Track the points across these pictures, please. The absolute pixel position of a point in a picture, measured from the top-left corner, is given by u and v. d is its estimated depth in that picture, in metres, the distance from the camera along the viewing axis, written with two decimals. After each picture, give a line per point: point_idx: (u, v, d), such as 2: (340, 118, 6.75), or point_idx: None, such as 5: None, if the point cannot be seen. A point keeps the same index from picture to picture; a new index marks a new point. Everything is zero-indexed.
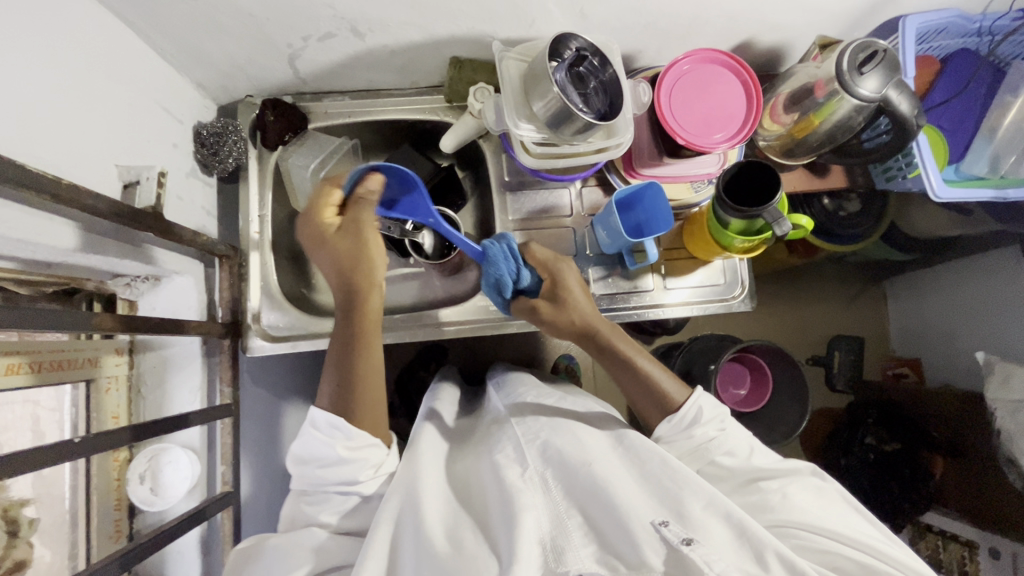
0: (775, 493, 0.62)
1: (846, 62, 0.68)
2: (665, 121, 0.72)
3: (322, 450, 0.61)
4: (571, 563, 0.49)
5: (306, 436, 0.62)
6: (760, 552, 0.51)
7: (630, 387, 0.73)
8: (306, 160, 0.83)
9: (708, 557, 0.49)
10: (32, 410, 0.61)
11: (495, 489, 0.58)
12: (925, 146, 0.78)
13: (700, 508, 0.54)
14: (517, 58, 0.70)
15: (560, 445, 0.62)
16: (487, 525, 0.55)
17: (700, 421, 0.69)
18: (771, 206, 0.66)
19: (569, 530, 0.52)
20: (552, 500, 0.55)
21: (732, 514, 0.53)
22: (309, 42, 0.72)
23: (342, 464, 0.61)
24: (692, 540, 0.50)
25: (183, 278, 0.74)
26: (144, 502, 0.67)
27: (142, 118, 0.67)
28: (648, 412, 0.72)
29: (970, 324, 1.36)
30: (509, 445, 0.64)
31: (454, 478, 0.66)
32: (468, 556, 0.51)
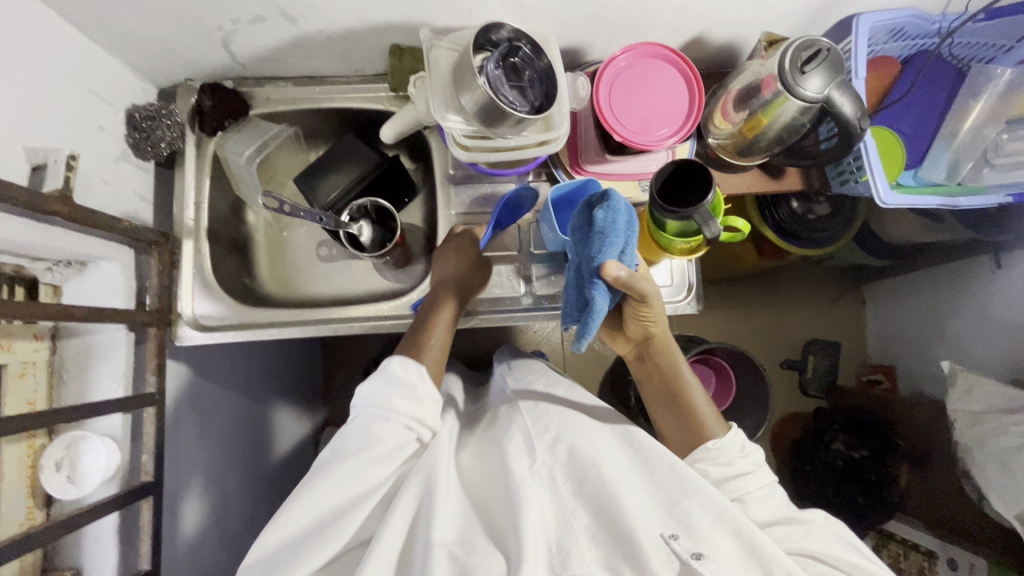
0: (798, 528, 0.61)
1: (788, 61, 0.66)
2: (603, 118, 0.70)
3: (390, 388, 0.64)
4: (576, 568, 0.49)
5: (379, 375, 0.65)
6: (770, 570, 0.51)
7: (670, 407, 0.77)
8: (242, 147, 0.83)
9: (716, 571, 0.49)
10: None
11: (502, 485, 0.57)
12: (872, 148, 0.76)
13: (707, 521, 0.54)
14: (449, 47, 0.67)
15: (571, 441, 0.62)
16: (491, 520, 0.56)
17: (739, 452, 0.68)
18: (703, 205, 0.63)
19: (577, 534, 0.52)
20: (558, 499, 0.56)
21: (743, 530, 0.53)
22: (240, 25, 0.70)
23: (411, 405, 0.63)
24: (701, 554, 0.50)
25: (109, 264, 0.72)
26: (59, 491, 0.66)
27: (62, 99, 0.65)
28: (676, 439, 0.74)
29: (941, 333, 1.34)
30: (518, 436, 0.64)
31: (466, 462, 0.65)
32: (476, 555, 0.51)
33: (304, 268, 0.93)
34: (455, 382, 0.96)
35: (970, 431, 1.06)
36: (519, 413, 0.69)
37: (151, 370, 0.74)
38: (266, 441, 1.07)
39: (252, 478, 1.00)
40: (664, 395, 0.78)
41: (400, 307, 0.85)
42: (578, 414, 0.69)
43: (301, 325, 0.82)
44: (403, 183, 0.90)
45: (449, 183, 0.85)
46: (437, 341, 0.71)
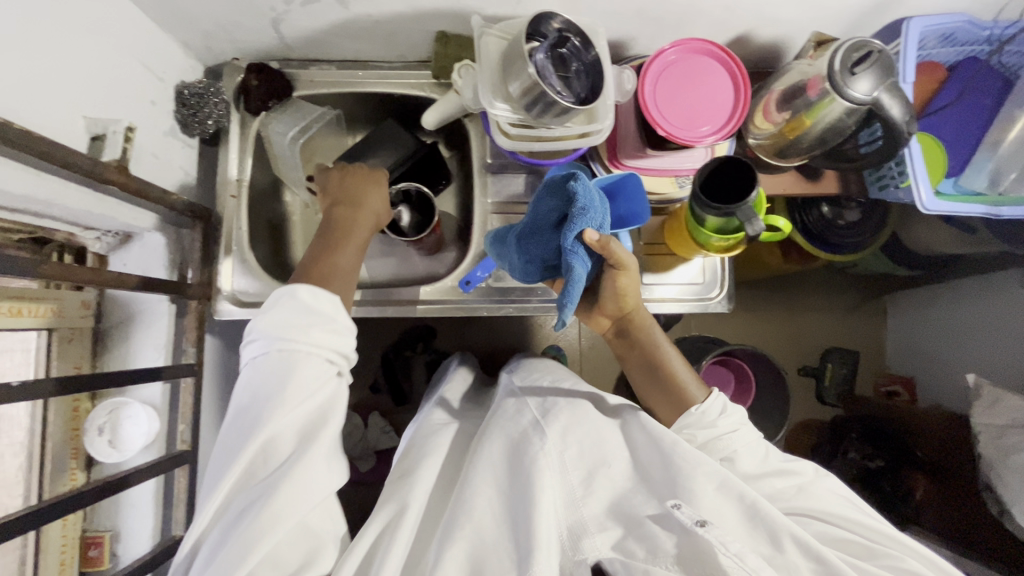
0: (792, 486, 0.63)
1: (839, 61, 0.65)
2: (647, 111, 0.70)
3: (300, 319, 0.57)
4: (589, 550, 0.54)
5: (283, 305, 0.58)
6: (774, 534, 0.53)
7: (652, 378, 0.78)
8: (285, 128, 0.83)
9: (723, 538, 0.51)
10: (27, 355, 0.64)
11: (514, 468, 0.60)
12: (917, 155, 0.75)
13: (711, 490, 0.56)
14: (498, 36, 0.68)
15: (579, 432, 0.64)
16: (506, 496, 0.58)
17: (725, 412, 0.70)
18: (746, 204, 0.64)
19: (586, 520, 0.56)
20: (568, 484, 0.58)
21: (745, 496, 0.55)
22: (292, 6, 0.71)
23: (329, 339, 0.58)
24: (705, 521, 0.52)
25: (155, 236, 0.74)
26: (102, 454, 0.68)
27: (117, 72, 0.67)
28: (663, 407, 0.76)
29: (964, 345, 1.33)
30: (526, 423, 0.65)
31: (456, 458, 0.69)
32: (494, 539, 0.55)
33: None
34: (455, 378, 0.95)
35: (994, 445, 1.05)
36: (526, 401, 0.70)
37: (190, 342, 0.75)
38: None
39: None
40: (644, 370, 0.79)
41: (434, 293, 0.85)
42: (587, 407, 0.69)
43: None
44: (439, 170, 0.90)
45: (486, 172, 0.86)
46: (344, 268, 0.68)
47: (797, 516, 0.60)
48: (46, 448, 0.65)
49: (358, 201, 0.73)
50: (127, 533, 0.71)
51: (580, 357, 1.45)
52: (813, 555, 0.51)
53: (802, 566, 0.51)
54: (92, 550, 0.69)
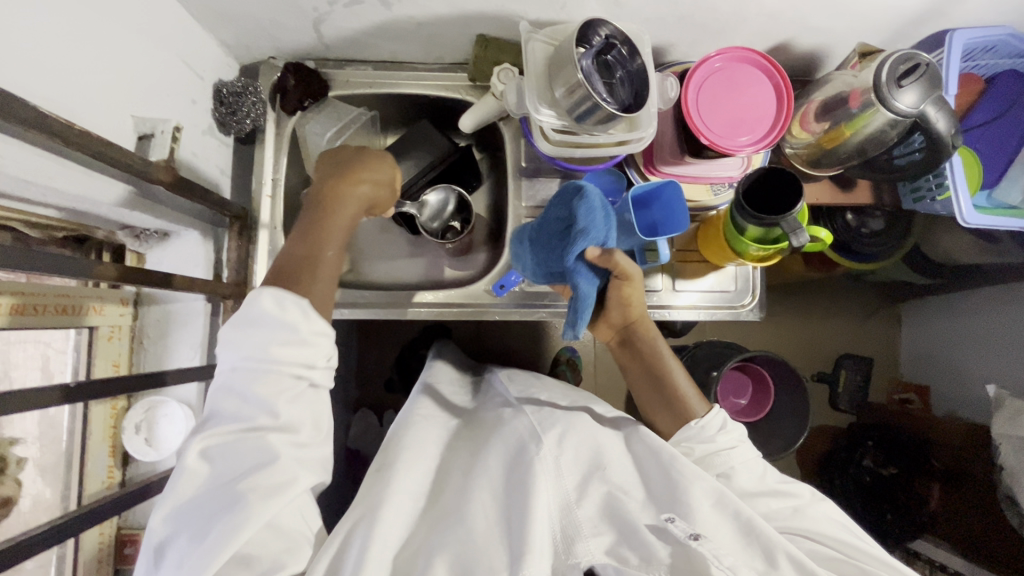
0: (786, 506, 0.63)
1: (886, 72, 0.65)
2: (690, 119, 0.70)
3: (269, 326, 0.53)
4: (581, 554, 0.54)
5: (248, 310, 0.54)
6: (769, 551, 0.53)
7: (653, 389, 0.76)
8: (323, 128, 0.83)
9: (716, 552, 0.52)
10: (43, 350, 0.65)
11: (514, 472, 0.60)
12: (958, 167, 0.75)
13: (707, 506, 0.56)
14: (544, 41, 0.68)
15: (576, 438, 0.64)
16: (501, 501, 0.58)
17: (724, 428, 0.69)
18: (790, 215, 0.64)
19: (580, 523, 0.56)
20: (563, 491, 0.58)
21: (740, 513, 0.55)
22: (336, 7, 0.70)
23: (300, 345, 0.54)
24: (699, 535, 0.53)
25: (190, 235, 0.74)
26: (139, 452, 0.68)
27: (161, 71, 0.67)
28: (663, 419, 0.75)
29: (982, 356, 1.33)
30: (523, 430, 0.65)
31: (451, 457, 0.68)
32: (483, 540, 0.54)
33: (363, 250, 0.94)
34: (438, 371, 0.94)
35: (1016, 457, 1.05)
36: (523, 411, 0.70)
37: None
38: None
39: None
40: (646, 380, 0.77)
41: (468, 296, 0.85)
42: (588, 420, 0.69)
43: (369, 307, 0.83)
44: (471, 172, 0.90)
45: (520, 176, 0.85)
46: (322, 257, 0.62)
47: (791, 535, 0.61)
48: (85, 445, 0.66)
49: (335, 185, 0.66)
50: None
51: (595, 359, 1.46)
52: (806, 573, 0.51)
53: None
54: (127, 548, 0.69)
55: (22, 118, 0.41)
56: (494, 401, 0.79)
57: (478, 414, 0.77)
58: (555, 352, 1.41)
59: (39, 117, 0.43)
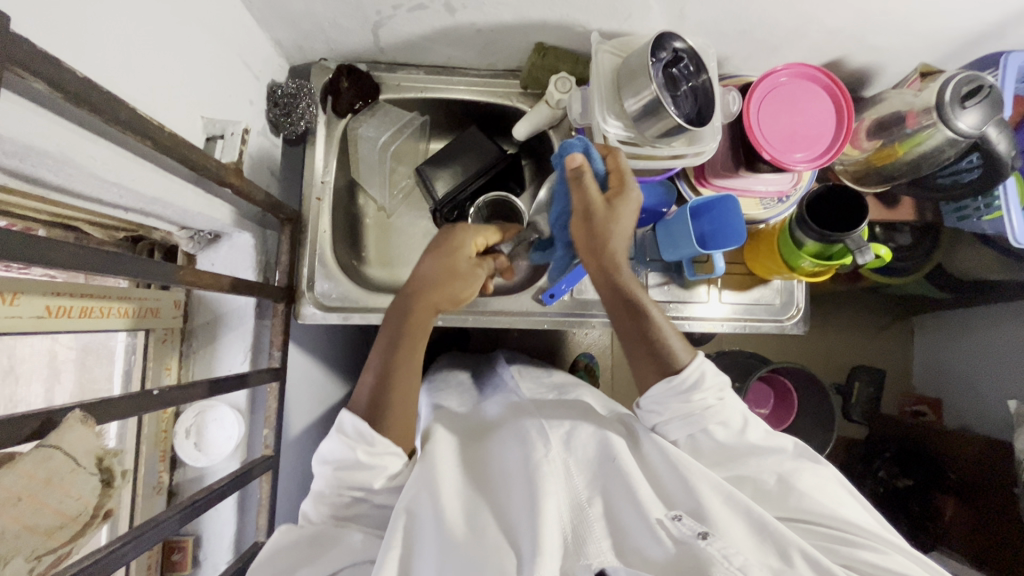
0: (769, 475, 0.61)
1: (949, 93, 0.66)
2: (752, 133, 0.70)
3: (344, 454, 0.60)
4: (593, 555, 0.50)
5: (331, 438, 0.61)
6: (782, 549, 0.52)
7: (631, 336, 0.67)
8: (376, 132, 0.85)
9: (727, 551, 0.49)
10: (49, 345, 0.60)
11: (521, 470, 0.59)
12: (1011, 188, 0.76)
13: (719, 504, 0.55)
14: (612, 53, 0.69)
15: (583, 436, 0.62)
16: (507, 510, 0.56)
17: (701, 387, 0.63)
18: (854, 233, 0.66)
19: (591, 522, 0.53)
20: (573, 489, 0.56)
21: (751, 510, 0.55)
22: (399, 11, 0.70)
23: (368, 471, 0.60)
24: (707, 534, 0.51)
25: (243, 238, 0.73)
26: (189, 458, 0.68)
27: (223, 71, 0.66)
28: (643, 375, 0.66)
29: (998, 369, 1.34)
30: (533, 428, 0.64)
31: (465, 456, 0.66)
32: (486, 546, 0.52)
33: (405, 255, 0.93)
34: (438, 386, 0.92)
35: None
36: (528, 411, 0.69)
37: (275, 346, 0.74)
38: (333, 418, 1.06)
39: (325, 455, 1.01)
40: (621, 325, 0.68)
41: (516, 305, 0.85)
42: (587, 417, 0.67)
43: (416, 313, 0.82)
44: (517, 179, 0.90)
45: None
46: (399, 378, 0.65)
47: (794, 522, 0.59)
48: (139, 450, 0.65)
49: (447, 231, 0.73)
50: (208, 538, 0.70)
51: (613, 366, 1.46)
52: (822, 571, 0.50)
53: None
54: (175, 553, 0.69)
55: (122, 120, 0.40)
56: (499, 406, 0.77)
57: (489, 418, 0.75)
58: (574, 358, 1.41)
59: (138, 119, 0.42)
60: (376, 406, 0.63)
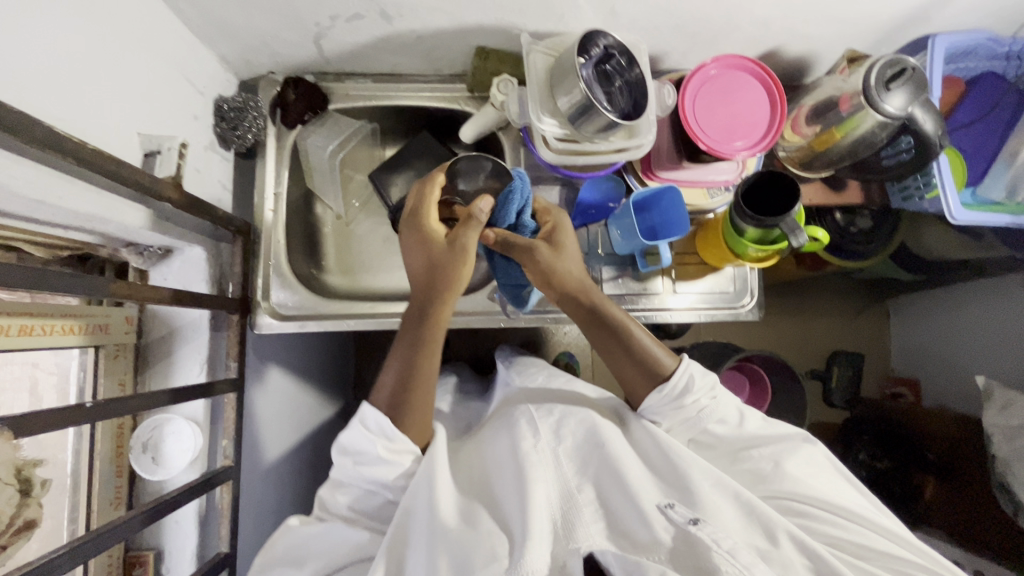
0: (766, 462, 0.62)
1: (874, 76, 0.68)
2: (687, 125, 0.72)
3: (365, 446, 0.61)
4: (582, 539, 0.51)
5: (353, 429, 0.63)
6: (769, 529, 0.53)
7: (618, 361, 0.70)
8: (324, 141, 0.86)
9: (715, 535, 0.50)
10: (30, 371, 0.61)
11: (508, 458, 0.61)
12: (945, 166, 0.78)
13: (708, 489, 0.56)
14: (545, 52, 0.71)
15: (574, 423, 0.65)
16: (498, 500, 0.58)
17: (690, 392, 0.66)
18: (788, 216, 0.67)
19: (581, 508, 0.54)
20: (563, 477, 0.58)
21: (739, 495, 0.56)
22: (337, 22, 0.71)
23: (384, 465, 0.61)
24: (698, 520, 0.52)
25: (195, 251, 0.73)
26: (147, 471, 0.68)
27: (164, 87, 0.67)
28: (636, 385, 0.68)
29: (969, 346, 1.35)
30: (522, 420, 0.67)
31: (465, 453, 0.68)
32: (480, 531, 0.53)
33: (367, 262, 0.94)
34: (444, 391, 0.97)
35: (1008, 446, 1.07)
36: (519, 401, 0.74)
37: (231, 357, 0.74)
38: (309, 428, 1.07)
39: (301, 466, 1.01)
40: (611, 351, 0.70)
41: (474, 303, 0.87)
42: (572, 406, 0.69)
43: (376, 317, 0.83)
44: None
45: None
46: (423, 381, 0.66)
47: (789, 501, 0.60)
48: (92, 468, 0.65)
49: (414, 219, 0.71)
50: (170, 552, 0.70)
51: (593, 363, 1.46)
52: (807, 549, 0.52)
53: (798, 560, 0.51)
54: (137, 569, 0.69)
55: (36, 138, 0.41)
56: (497, 404, 0.82)
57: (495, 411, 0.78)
58: (553, 357, 1.42)
59: (53, 138, 0.43)
60: (399, 402, 0.64)
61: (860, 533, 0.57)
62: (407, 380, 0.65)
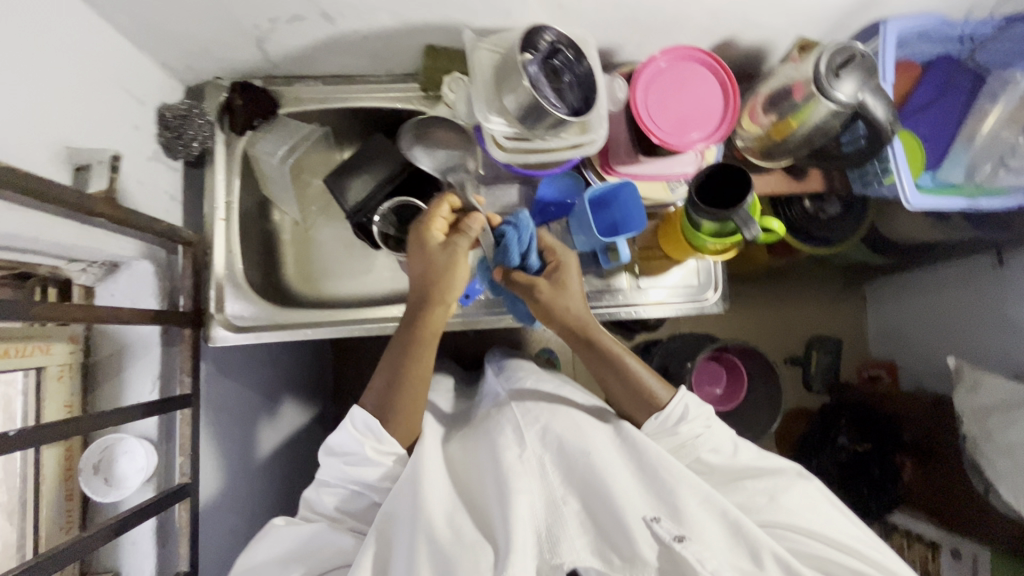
0: (762, 496, 0.62)
1: (824, 65, 0.67)
2: (640, 119, 0.71)
3: (353, 447, 0.62)
4: (566, 554, 0.53)
5: (341, 430, 0.63)
6: (754, 551, 0.54)
7: (613, 384, 0.71)
8: (273, 147, 0.83)
9: (700, 555, 0.53)
10: None
11: (491, 468, 0.59)
12: (900, 153, 0.78)
13: (694, 504, 0.56)
14: (491, 50, 0.69)
15: (561, 428, 0.63)
16: (481, 508, 0.58)
17: (686, 419, 0.67)
18: (743, 209, 0.66)
19: (565, 520, 0.56)
20: (548, 487, 0.58)
21: (727, 513, 0.56)
22: (278, 24, 0.69)
23: (372, 464, 0.62)
24: (683, 536, 0.54)
25: (143, 265, 0.71)
26: (97, 493, 0.66)
27: (97, 97, 0.64)
28: (631, 410, 0.69)
29: (942, 329, 1.36)
30: (508, 427, 0.64)
31: (453, 454, 0.67)
32: (466, 543, 0.53)
33: (329, 267, 0.93)
34: None
35: (977, 425, 1.07)
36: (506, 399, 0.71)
37: (185, 372, 0.73)
38: (280, 437, 1.05)
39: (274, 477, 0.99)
40: (608, 379, 0.71)
41: None
42: (563, 407, 0.67)
43: (333, 326, 0.82)
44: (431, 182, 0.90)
45: (478, 183, 0.85)
46: (410, 386, 0.66)
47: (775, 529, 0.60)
48: (40, 492, 0.63)
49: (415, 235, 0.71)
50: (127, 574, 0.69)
51: (573, 358, 1.46)
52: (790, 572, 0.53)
53: None
54: None
55: None
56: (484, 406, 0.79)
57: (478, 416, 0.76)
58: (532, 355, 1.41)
59: None
60: (384, 406, 0.64)
61: (852, 560, 0.58)
62: (395, 381, 0.65)
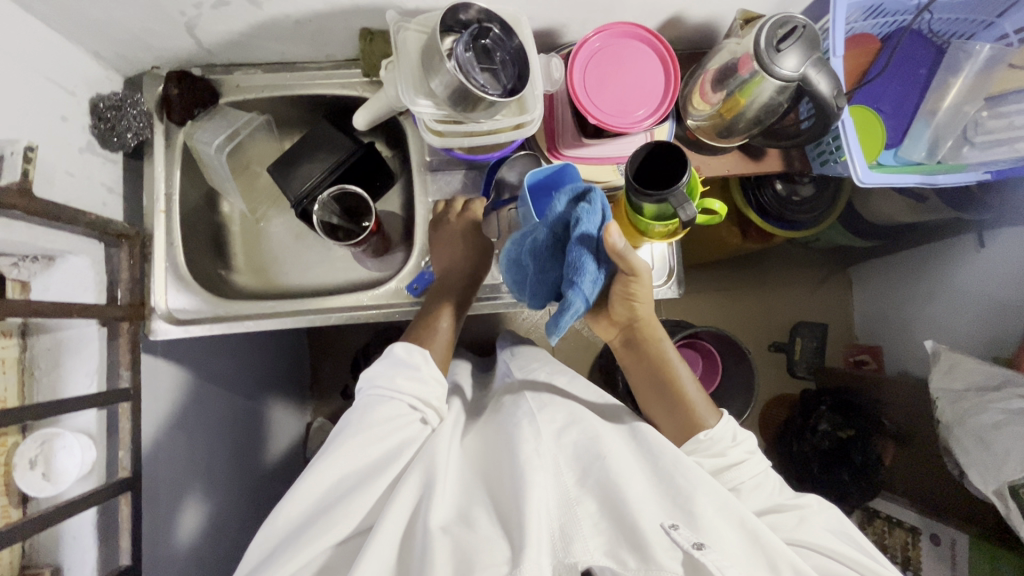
0: (792, 515, 0.60)
1: (763, 39, 0.65)
2: (578, 100, 0.70)
3: (408, 364, 0.65)
4: (579, 554, 0.49)
5: (393, 353, 0.66)
6: (773, 562, 0.50)
7: (654, 397, 0.74)
8: (211, 136, 0.81)
9: (719, 563, 0.47)
10: None
11: (507, 460, 0.57)
12: (850, 129, 0.75)
13: (715, 510, 0.52)
14: (417, 30, 0.67)
15: (575, 433, 0.61)
16: (499, 498, 0.55)
17: (734, 442, 0.67)
18: (678, 188, 0.63)
19: (580, 521, 0.51)
20: (562, 486, 0.55)
21: (745, 521, 0.52)
22: (203, 9, 0.68)
23: (426, 382, 0.65)
24: (702, 543, 0.49)
25: (77, 258, 0.69)
26: (35, 489, 0.64)
27: (18, 86, 0.62)
28: (667, 425, 0.72)
29: (923, 311, 1.33)
30: (525, 421, 0.62)
31: (469, 450, 0.65)
32: (482, 538, 0.49)
33: (281, 257, 0.92)
34: None
35: (950, 410, 1.03)
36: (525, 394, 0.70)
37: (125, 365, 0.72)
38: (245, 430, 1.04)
39: (236, 469, 0.97)
40: (649, 390, 0.74)
41: (380, 295, 0.84)
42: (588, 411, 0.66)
43: (277, 316, 0.81)
44: (380, 170, 0.89)
45: (425, 170, 0.85)
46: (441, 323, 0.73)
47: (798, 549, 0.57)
48: None
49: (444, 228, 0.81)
50: (68, 569, 0.68)
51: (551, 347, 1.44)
52: None
53: None
54: None
55: None
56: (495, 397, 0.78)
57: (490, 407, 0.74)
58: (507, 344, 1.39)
59: None
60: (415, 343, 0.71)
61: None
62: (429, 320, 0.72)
